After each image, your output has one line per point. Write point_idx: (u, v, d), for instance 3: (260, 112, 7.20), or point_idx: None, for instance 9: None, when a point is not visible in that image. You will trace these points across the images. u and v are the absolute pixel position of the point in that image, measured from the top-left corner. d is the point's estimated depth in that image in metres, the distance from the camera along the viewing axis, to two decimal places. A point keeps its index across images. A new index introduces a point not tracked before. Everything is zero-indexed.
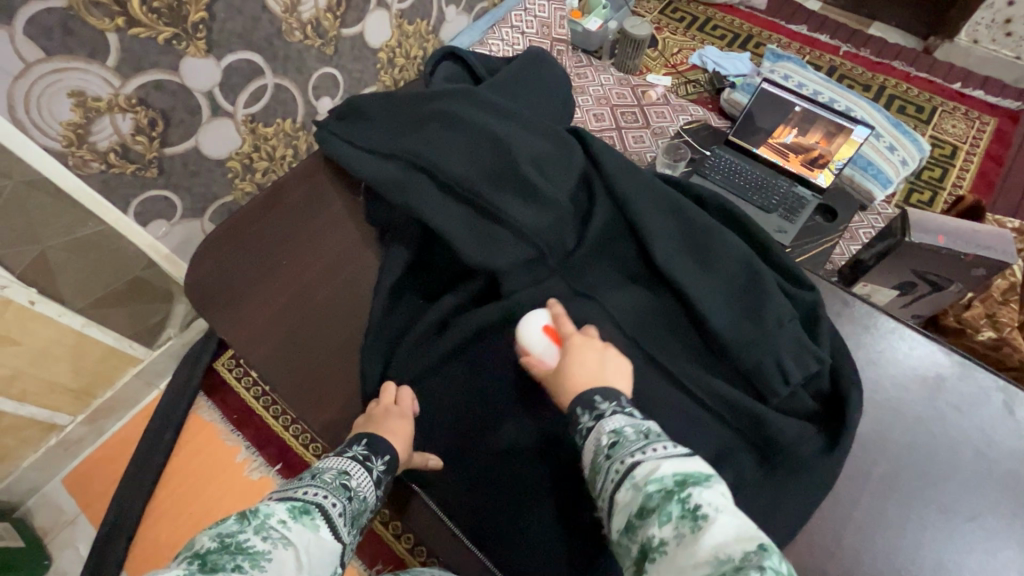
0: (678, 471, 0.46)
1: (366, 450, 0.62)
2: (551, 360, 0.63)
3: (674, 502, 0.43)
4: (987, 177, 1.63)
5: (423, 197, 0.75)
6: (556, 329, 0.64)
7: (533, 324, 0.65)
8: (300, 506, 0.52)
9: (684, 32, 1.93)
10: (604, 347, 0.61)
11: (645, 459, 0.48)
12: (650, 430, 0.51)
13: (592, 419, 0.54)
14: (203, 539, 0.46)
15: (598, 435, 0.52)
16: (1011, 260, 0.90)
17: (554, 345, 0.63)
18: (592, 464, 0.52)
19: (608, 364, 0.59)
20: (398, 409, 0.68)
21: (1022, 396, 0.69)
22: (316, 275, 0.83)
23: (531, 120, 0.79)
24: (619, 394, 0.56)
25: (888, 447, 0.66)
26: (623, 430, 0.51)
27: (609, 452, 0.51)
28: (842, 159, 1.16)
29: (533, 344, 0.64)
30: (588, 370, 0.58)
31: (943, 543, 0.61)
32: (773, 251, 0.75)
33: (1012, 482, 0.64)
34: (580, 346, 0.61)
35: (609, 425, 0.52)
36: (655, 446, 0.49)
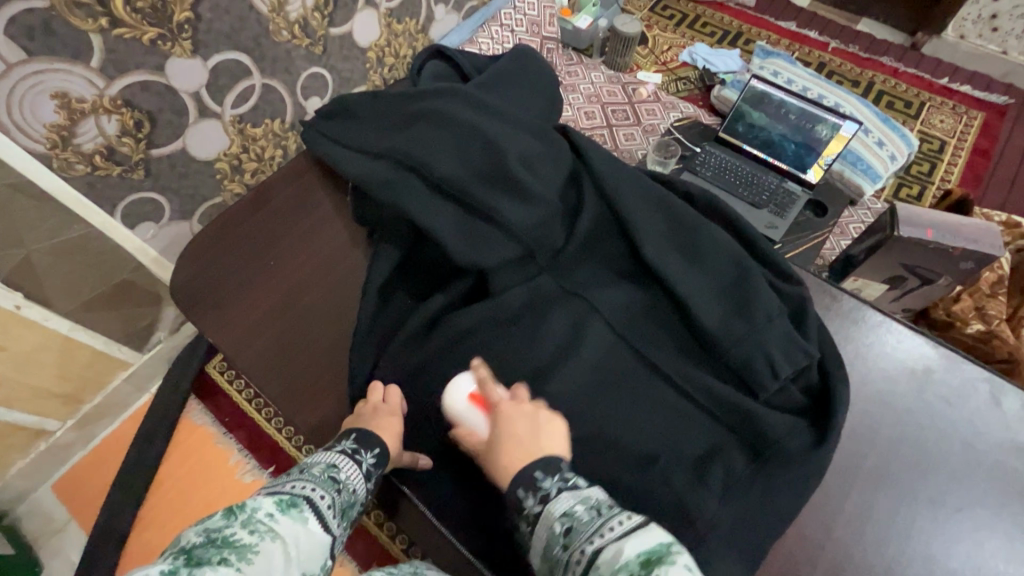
0: (641, 548, 0.45)
1: (354, 444, 0.62)
2: (482, 431, 0.62)
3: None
4: (975, 171, 1.64)
5: (411, 195, 0.75)
6: (484, 395, 0.64)
7: (460, 392, 0.65)
8: (288, 499, 0.54)
9: (674, 30, 1.93)
10: (535, 411, 0.62)
11: (604, 541, 0.47)
12: (600, 505, 0.51)
13: (540, 502, 0.53)
14: (193, 534, 0.47)
15: (550, 523, 0.51)
16: (999, 253, 0.91)
17: (482, 412, 0.63)
18: (551, 555, 0.51)
19: (542, 425, 0.60)
20: (388, 406, 0.68)
21: (1008, 387, 0.70)
22: (305, 276, 0.82)
23: (519, 118, 0.79)
24: (558, 464, 0.56)
25: (878, 440, 0.67)
26: (574, 511, 0.51)
27: (564, 542, 0.50)
28: (831, 154, 1.19)
29: (461, 413, 0.64)
30: (520, 439, 0.58)
31: (932, 534, 0.62)
32: (762, 247, 0.75)
33: (999, 473, 0.65)
34: (506, 415, 0.61)
35: (558, 509, 0.51)
36: (609, 523, 0.49)
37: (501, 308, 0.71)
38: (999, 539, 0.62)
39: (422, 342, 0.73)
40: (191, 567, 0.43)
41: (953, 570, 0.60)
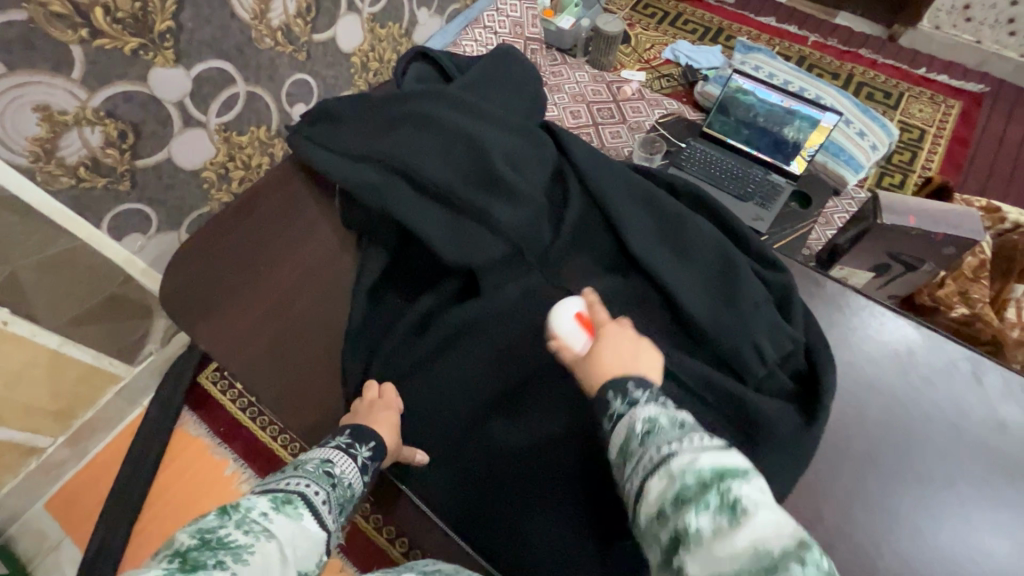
0: (720, 464, 0.42)
1: (349, 439, 0.63)
2: (581, 347, 0.60)
3: (713, 492, 0.40)
4: (954, 159, 1.67)
5: (398, 198, 0.75)
6: (590, 318, 0.62)
7: (565, 311, 0.63)
8: (282, 496, 0.54)
9: (656, 28, 1.95)
10: (637, 338, 0.58)
11: (682, 449, 0.44)
12: (685, 421, 0.47)
13: (626, 404, 0.49)
14: (186, 534, 0.46)
15: (631, 421, 0.48)
16: (981, 236, 0.92)
17: (585, 334, 0.61)
18: (624, 448, 0.48)
19: (642, 354, 0.56)
20: (384, 400, 0.69)
21: (989, 365, 0.71)
22: (294, 281, 0.82)
23: (502, 117, 0.80)
24: (652, 385, 0.52)
25: (863, 421, 0.68)
26: (657, 419, 0.48)
27: (641, 439, 0.47)
28: (813, 146, 1.22)
29: (563, 329, 0.62)
30: (621, 361, 0.55)
31: (919, 512, 0.63)
32: (748, 237, 0.76)
33: (983, 449, 0.66)
34: (611, 333, 0.58)
35: (644, 412, 0.48)
36: (691, 437, 0.46)
37: (490, 305, 0.72)
38: (984, 514, 0.63)
39: (414, 342, 0.74)
40: (187, 570, 0.42)
41: (940, 547, 0.61)
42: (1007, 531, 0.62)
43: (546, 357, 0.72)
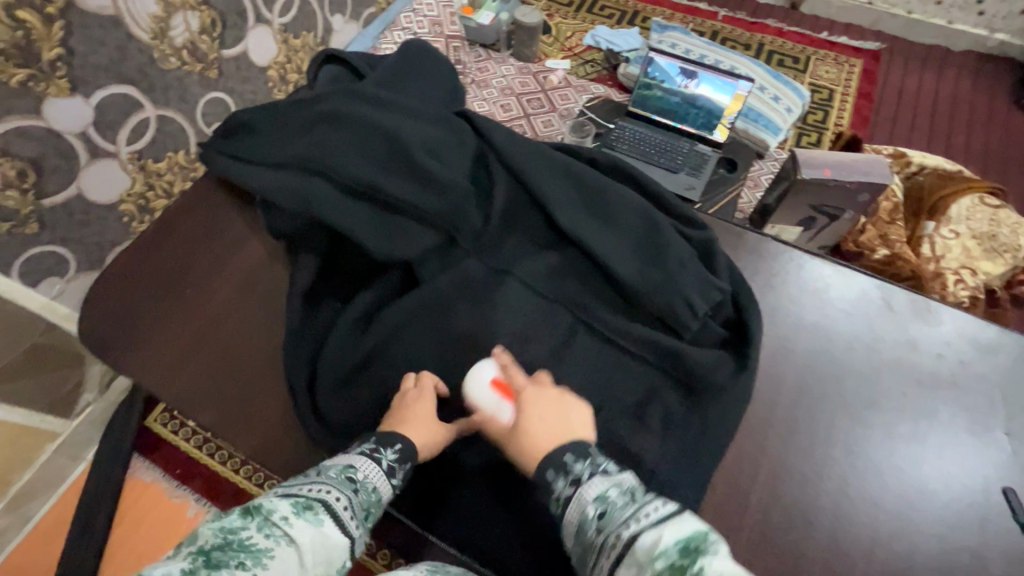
0: (681, 534, 0.44)
1: (374, 442, 0.60)
2: (505, 414, 0.62)
3: (682, 573, 0.40)
4: (862, 113, 1.79)
5: (320, 199, 0.74)
6: (506, 382, 0.64)
7: (480, 381, 0.64)
8: (304, 501, 0.52)
9: (575, 16, 1.99)
10: (559, 396, 0.60)
11: (641, 527, 0.46)
12: (633, 491, 0.50)
13: (571, 484, 0.52)
14: (207, 531, 0.47)
15: (584, 505, 0.51)
16: (888, 178, 1.00)
17: (503, 398, 0.63)
18: (584, 537, 0.50)
19: (570, 412, 0.59)
20: (418, 391, 0.66)
21: (898, 291, 0.77)
22: (223, 300, 0.79)
23: (418, 109, 0.79)
24: (589, 448, 0.55)
25: (792, 357, 0.72)
26: (607, 495, 0.50)
27: (598, 527, 0.49)
28: (732, 114, 1.29)
29: (484, 398, 0.63)
30: (550, 426, 0.56)
31: (850, 433, 0.68)
32: (669, 200, 0.79)
33: (900, 367, 0.71)
34: (532, 400, 0.59)
35: (593, 492, 0.51)
36: (645, 510, 0.48)
37: (429, 296, 0.72)
38: (907, 426, 0.68)
39: (356, 341, 0.72)
40: (209, 571, 0.43)
41: (872, 462, 0.66)
42: (928, 438, 0.67)
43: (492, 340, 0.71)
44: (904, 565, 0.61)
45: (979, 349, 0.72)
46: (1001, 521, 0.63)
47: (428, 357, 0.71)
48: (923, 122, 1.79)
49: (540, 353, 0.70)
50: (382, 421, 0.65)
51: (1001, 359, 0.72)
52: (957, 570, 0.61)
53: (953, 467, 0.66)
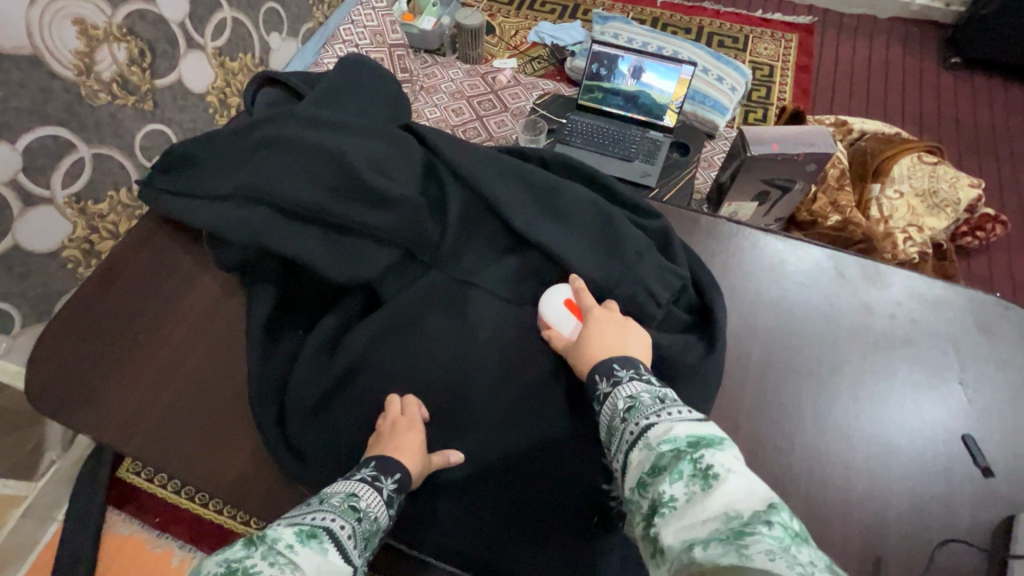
0: (693, 432, 0.47)
1: (374, 470, 0.59)
2: (570, 331, 0.66)
3: (685, 461, 0.44)
4: (803, 86, 1.85)
5: (270, 228, 0.72)
6: (578, 303, 0.67)
7: (555, 296, 0.68)
8: (308, 529, 0.51)
9: (516, 14, 2.00)
10: (624, 323, 0.64)
11: (661, 421, 0.49)
12: (666, 396, 0.52)
13: (611, 384, 0.56)
14: (214, 561, 0.46)
15: (617, 400, 0.54)
16: (832, 147, 1.03)
17: (575, 317, 0.66)
18: (612, 427, 0.54)
19: (630, 336, 0.62)
20: (408, 420, 0.65)
21: (847, 257, 0.80)
22: (179, 342, 0.76)
23: (360, 124, 0.77)
24: (638, 365, 0.58)
25: (756, 333, 0.74)
26: (639, 396, 0.53)
27: (625, 416, 0.52)
28: (678, 98, 1.30)
29: (551, 315, 0.67)
30: (611, 345, 0.61)
31: (818, 402, 0.70)
32: (624, 192, 0.80)
33: (858, 331, 0.74)
34: (599, 319, 0.63)
35: (628, 392, 0.54)
36: (669, 410, 0.50)
37: (394, 314, 0.71)
38: (869, 388, 0.70)
39: (323, 369, 0.70)
40: None
41: (839, 425, 0.68)
42: (890, 397, 0.70)
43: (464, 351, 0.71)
44: (881, 523, 0.63)
45: (927, 305, 0.75)
46: (965, 468, 0.66)
47: (399, 376, 0.70)
48: (860, 89, 1.86)
49: (513, 358, 0.70)
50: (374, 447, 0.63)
51: (949, 311, 0.75)
52: (927, 517, 0.63)
53: (915, 422, 0.68)
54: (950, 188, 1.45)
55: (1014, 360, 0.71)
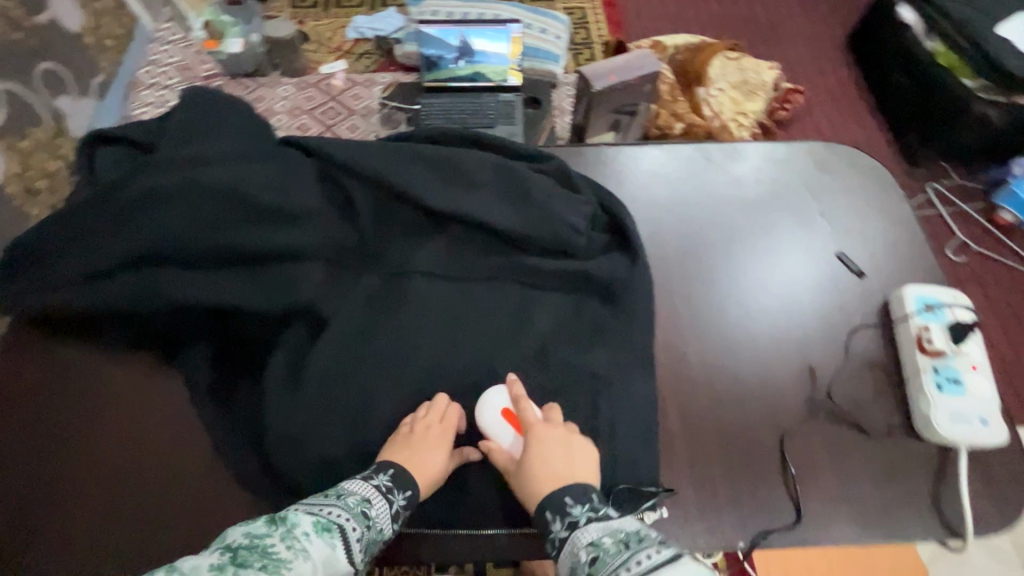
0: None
1: (390, 481, 0.61)
2: (514, 448, 0.65)
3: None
4: (614, 20, 2.02)
5: (185, 285, 0.68)
6: (516, 413, 0.66)
7: (493, 407, 0.67)
8: (324, 521, 0.54)
9: (326, 14, 2.02)
10: (568, 440, 0.63)
11: (626, 575, 0.47)
12: (630, 538, 0.51)
13: (567, 526, 0.56)
14: (239, 533, 0.51)
15: (577, 552, 0.53)
16: (658, 68, 1.18)
17: (515, 433, 0.65)
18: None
19: (574, 446, 0.62)
20: (439, 425, 0.65)
21: (709, 144, 0.92)
22: (113, 444, 0.67)
23: (231, 153, 0.73)
24: (592, 494, 0.58)
25: (663, 230, 0.84)
26: (601, 541, 0.52)
27: (589, 573, 0.51)
28: (517, 56, 1.44)
29: (491, 427, 0.66)
30: (550, 470, 0.60)
31: (727, 269, 0.81)
32: (513, 145, 0.84)
33: (737, 200, 0.86)
34: (539, 435, 0.63)
35: (586, 538, 0.53)
36: (639, 554, 0.49)
37: (344, 325, 0.72)
38: (760, 243, 0.83)
39: (289, 406, 0.67)
40: (234, 568, 0.47)
41: (749, 278, 0.80)
42: (777, 245, 0.83)
43: (424, 341, 0.72)
44: (802, 343, 0.75)
45: (780, 165, 0.90)
46: (845, 278, 0.80)
47: (369, 382, 0.70)
48: (660, 10, 2.07)
49: (470, 330, 0.73)
50: (390, 446, 0.64)
51: (795, 164, 0.90)
52: (834, 323, 0.76)
53: (803, 255, 0.82)
54: (756, 73, 1.75)
55: (852, 187, 0.88)
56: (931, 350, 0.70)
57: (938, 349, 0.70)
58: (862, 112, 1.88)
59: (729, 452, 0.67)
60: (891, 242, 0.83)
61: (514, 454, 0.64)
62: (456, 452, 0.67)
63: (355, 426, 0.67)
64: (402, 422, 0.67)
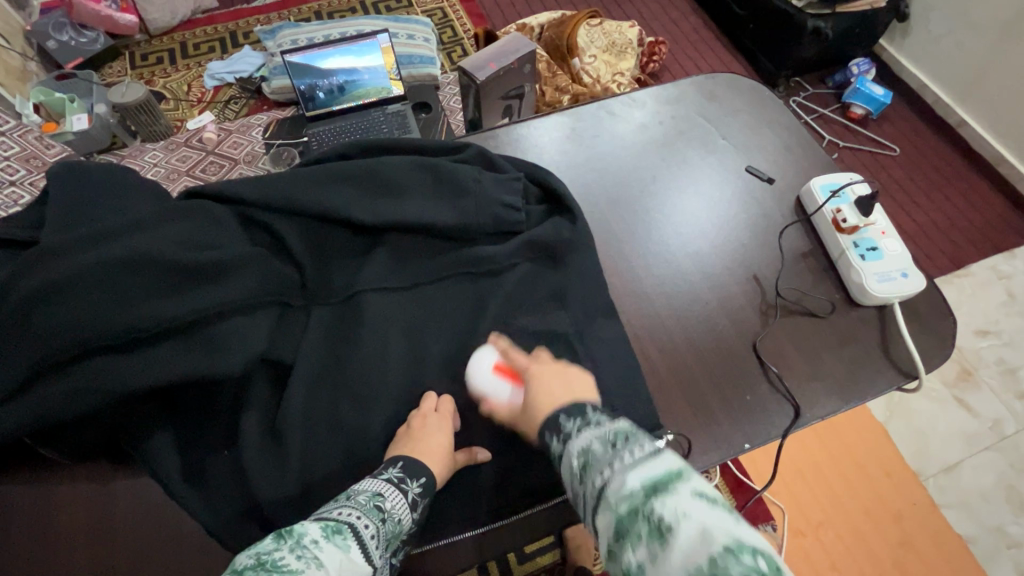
0: (648, 480, 0.45)
1: (401, 472, 0.59)
2: (513, 399, 0.66)
3: (639, 519, 0.43)
4: (475, 11, 2.05)
5: (114, 375, 0.60)
6: (506, 366, 0.68)
7: (482, 366, 0.69)
8: (334, 524, 0.53)
9: (176, 67, 1.88)
10: (563, 370, 0.65)
11: (613, 475, 0.47)
12: (616, 437, 0.51)
13: (563, 437, 0.55)
14: (245, 556, 0.48)
15: (570, 456, 0.53)
16: (532, 47, 1.22)
17: (510, 382, 0.67)
18: (573, 487, 0.52)
19: (574, 381, 0.64)
20: (438, 416, 0.65)
21: (608, 100, 0.96)
22: (87, 565, 0.60)
23: (131, 221, 0.66)
24: (581, 407, 0.57)
25: (590, 188, 0.87)
26: (589, 445, 0.51)
27: (581, 475, 0.50)
28: (392, 67, 1.43)
29: (484, 386, 0.68)
30: (556, 391, 0.62)
31: (656, 208, 0.86)
32: (424, 143, 0.83)
33: (647, 144, 0.92)
34: (534, 377, 0.64)
35: (577, 446, 0.52)
36: (624, 453, 0.49)
37: (309, 363, 0.68)
38: (677, 177, 0.89)
39: (277, 462, 0.64)
40: None
41: (679, 210, 0.85)
42: (693, 175, 0.89)
43: (394, 354, 0.70)
44: (740, 254, 0.81)
45: (672, 103, 0.96)
46: (757, 187, 0.88)
47: (353, 411, 0.67)
48: None
49: (438, 331, 0.72)
50: (396, 444, 0.64)
51: (687, 100, 0.96)
52: (761, 229, 0.84)
53: (716, 177, 0.89)
54: (620, 34, 1.83)
55: (739, 107, 0.96)
56: (848, 228, 0.78)
57: (854, 226, 0.78)
58: (719, 47, 2.05)
59: (712, 369, 0.72)
60: (785, 147, 0.92)
61: (518, 401, 0.66)
62: (463, 449, 0.66)
63: (354, 458, 0.65)
64: (401, 428, 0.66)
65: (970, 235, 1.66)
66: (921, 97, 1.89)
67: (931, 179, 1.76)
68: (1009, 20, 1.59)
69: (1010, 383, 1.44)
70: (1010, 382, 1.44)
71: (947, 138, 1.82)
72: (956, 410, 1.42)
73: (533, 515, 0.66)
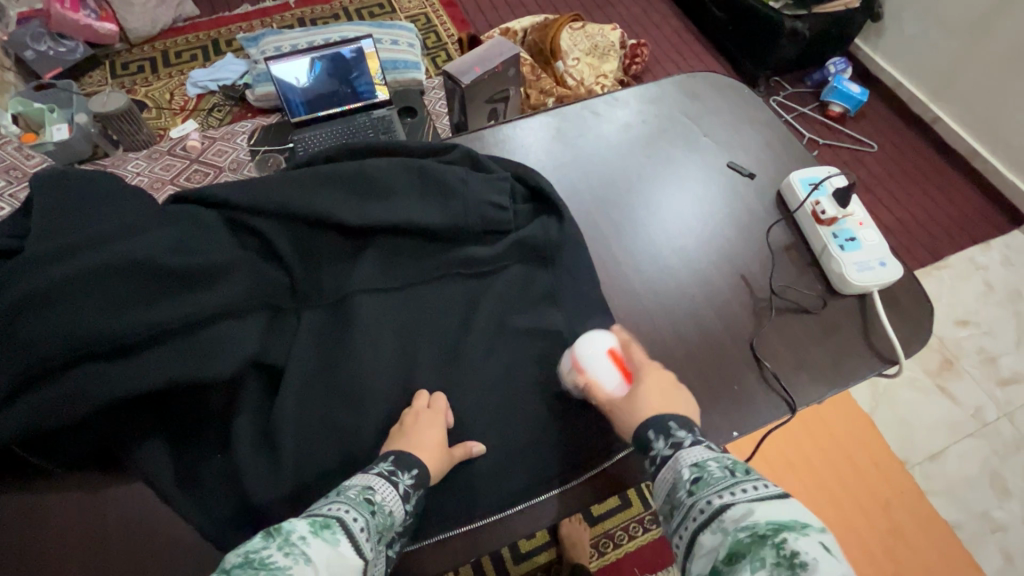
0: (772, 516, 0.45)
1: (392, 465, 0.59)
2: (616, 391, 0.65)
3: (766, 546, 0.42)
4: (458, 16, 2.06)
5: (104, 382, 0.60)
6: (619, 356, 0.67)
7: (600, 344, 0.66)
8: (322, 519, 0.51)
9: (157, 76, 1.86)
10: (674, 384, 0.66)
11: (734, 501, 0.48)
12: (738, 467, 0.52)
13: (671, 446, 0.57)
14: (232, 556, 0.46)
15: (681, 467, 0.54)
16: (516, 51, 1.23)
17: (623, 380, 0.65)
18: (675, 496, 0.53)
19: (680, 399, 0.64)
20: (429, 409, 0.66)
21: (591, 101, 0.98)
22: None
23: (118, 226, 0.66)
24: (694, 428, 0.60)
25: (577, 187, 0.88)
26: (706, 466, 0.53)
27: (691, 490, 0.52)
28: (377, 72, 1.44)
29: (598, 364, 0.65)
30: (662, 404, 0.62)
31: (642, 205, 0.87)
32: (411, 145, 0.84)
33: (631, 143, 0.93)
34: (652, 375, 0.66)
35: (692, 459, 0.55)
36: (742, 484, 0.50)
37: (300, 366, 0.68)
38: (662, 175, 0.90)
39: (271, 466, 0.64)
40: None
41: (664, 207, 0.87)
42: (677, 172, 0.90)
43: (386, 355, 0.70)
44: (725, 248, 0.83)
45: (655, 103, 0.98)
46: (740, 183, 0.89)
47: (346, 413, 0.67)
48: None
49: (429, 332, 0.73)
50: (391, 439, 0.64)
51: (669, 99, 0.98)
52: (744, 224, 0.85)
53: (700, 174, 0.90)
54: (602, 36, 1.85)
55: (720, 105, 0.98)
56: (827, 220, 0.80)
57: (832, 217, 0.80)
58: (700, 49, 2.09)
59: (700, 361, 0.73)
60: (765, 143, 0.94)
61: (620, 393, 0.65)
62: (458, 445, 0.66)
63: (349, 460, 0.65)
64: (396, 423, 0.66)
65: (947, 228, 1.70)
66: (896, 95, 1.94)
67: (908, 174, 1.80)
68: (978, 18, 1.63)
69: (990, 370, 1.48)
70: (990, 370, 1.48)
71: (923, 134, 1.87)
72: (939, 399, 1.45)
73: (528, 511, 0.67)
